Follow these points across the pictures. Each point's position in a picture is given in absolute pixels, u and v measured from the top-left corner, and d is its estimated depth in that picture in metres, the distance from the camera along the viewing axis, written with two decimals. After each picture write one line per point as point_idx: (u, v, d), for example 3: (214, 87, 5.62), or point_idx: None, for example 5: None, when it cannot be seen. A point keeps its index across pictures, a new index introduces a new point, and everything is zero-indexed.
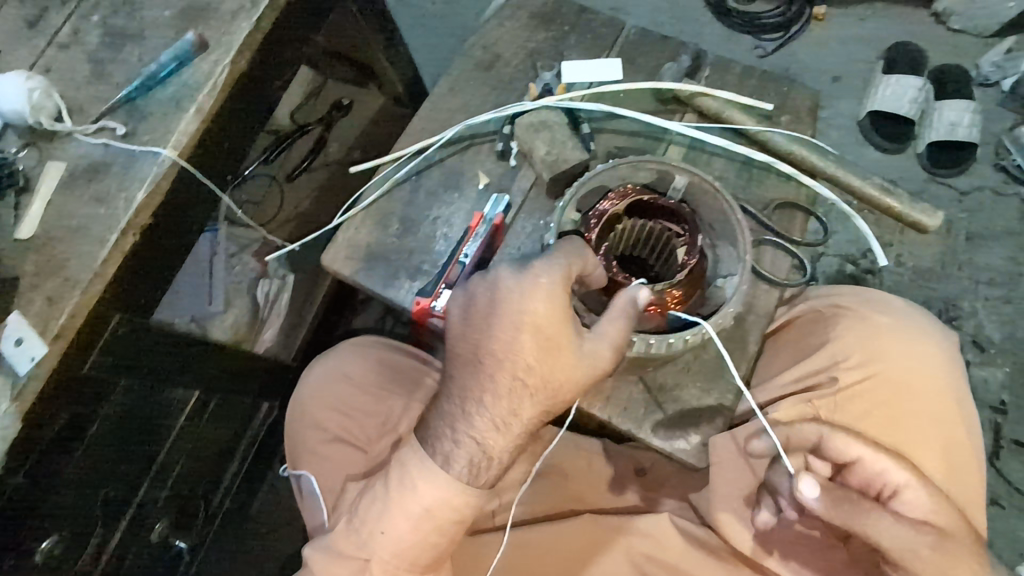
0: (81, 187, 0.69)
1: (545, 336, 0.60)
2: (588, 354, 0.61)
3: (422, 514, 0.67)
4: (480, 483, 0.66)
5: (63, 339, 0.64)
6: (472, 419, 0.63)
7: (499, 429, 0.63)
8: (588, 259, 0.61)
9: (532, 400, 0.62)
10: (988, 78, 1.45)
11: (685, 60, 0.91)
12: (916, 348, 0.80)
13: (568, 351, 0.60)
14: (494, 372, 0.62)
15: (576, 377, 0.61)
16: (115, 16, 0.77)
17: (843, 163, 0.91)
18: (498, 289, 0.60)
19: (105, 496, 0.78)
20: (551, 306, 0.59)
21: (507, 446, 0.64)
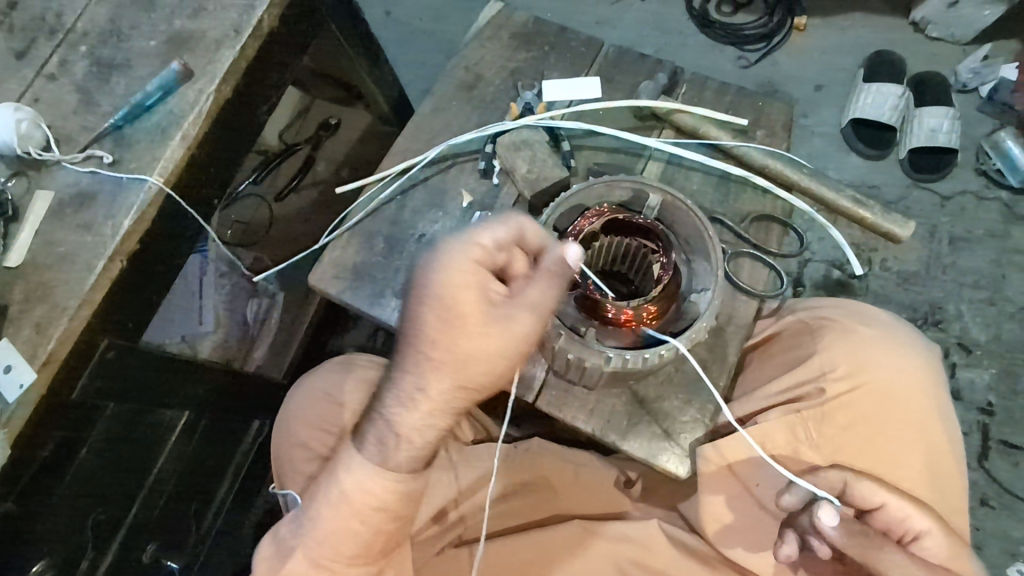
0: (69, 215, 0.71)
1: (448, 308, 0.60)
2: (496, 323, 0.60)
3: (338, 497, 0.66)
4: (395, 464, 0.66)
5: (51, 366, 0.65)
6: (386, 396, 0.65)
7: (407, 406, 0.64)
8: (506, 222, 0.62)
9: (438, 376, 0.62)
10: (967, 84, 1.48)
11: (662, 78, 0.93)
12: (896, 358, 0.81)
13: (472, 323, 0.60)
14: (406, 349, 0.64)
15: (484, 348, 0.60)
16: (102, 46, 0.79)
17: (816, 175, 0.94)
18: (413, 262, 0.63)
19: (95, 519, 0.78)
20: (455, 275, 0.59)
21: (422, 425, 0.65)
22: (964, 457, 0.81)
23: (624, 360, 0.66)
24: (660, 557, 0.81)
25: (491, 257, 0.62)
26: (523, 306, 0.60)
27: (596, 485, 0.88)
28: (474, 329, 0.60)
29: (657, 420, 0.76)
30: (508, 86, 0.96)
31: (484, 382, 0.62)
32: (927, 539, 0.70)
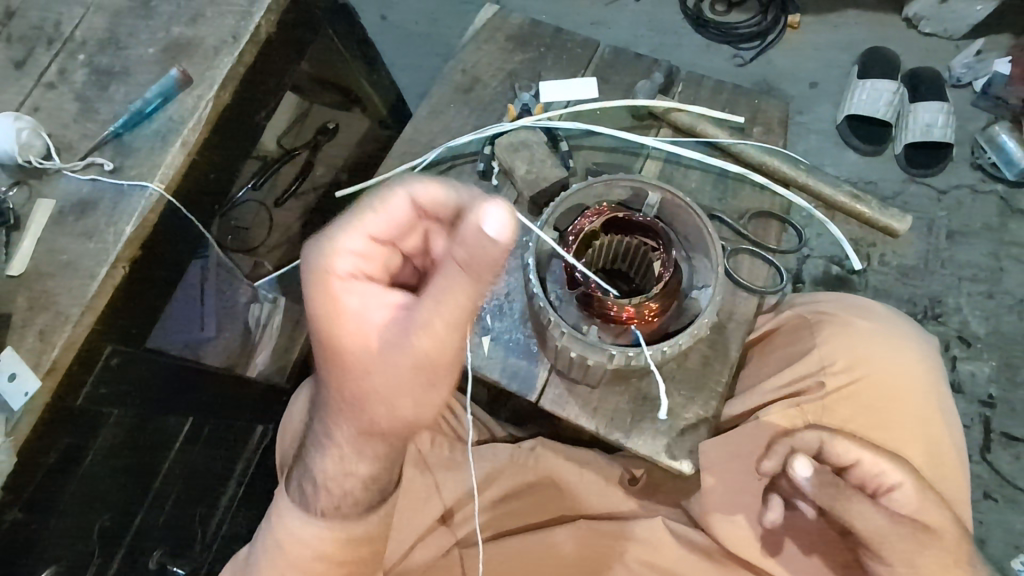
0: (70, 223, 0.71)
1: (328, 344, 0.53)
2: (384, 347, 0.50)
3: (275, 547, 0.63)
4: (329, 509, 0.62)
5: (55, 373, 0.65)
6: (308, 444, 0.62)
7: (322, 454, 0.60)
8: (372, 221, 0.52)
9: (342, 421, 0.56)
10: (961, 79, 1.49)
11: (658, 77, 0.94)
12: (895, 351, 0.82)
13: (352, 352, 0.51)
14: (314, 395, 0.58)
15: (373, 382, 0.52)
16: (101, 55, 0.79)
17: (814, 171, 0.94)
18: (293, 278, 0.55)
19: (100, 526, 0.78)
20: (315, 304, 0.51)
21: (343, 469, 0.59)
22: (965, 449, 0.81)
23: (628, 358, 0.67)
24: (667, 554, 0.81)
25: (374, 259, 0.53)
26: (409, 327, 0.49)
27: (602, 484, 0.87)
28: (354, 361, 0.52)
29: (661, 417, 0.76)
30: (505, 88, 0.96)
31: (392, 421, 0.55)
32: (900, 492, 0.70)
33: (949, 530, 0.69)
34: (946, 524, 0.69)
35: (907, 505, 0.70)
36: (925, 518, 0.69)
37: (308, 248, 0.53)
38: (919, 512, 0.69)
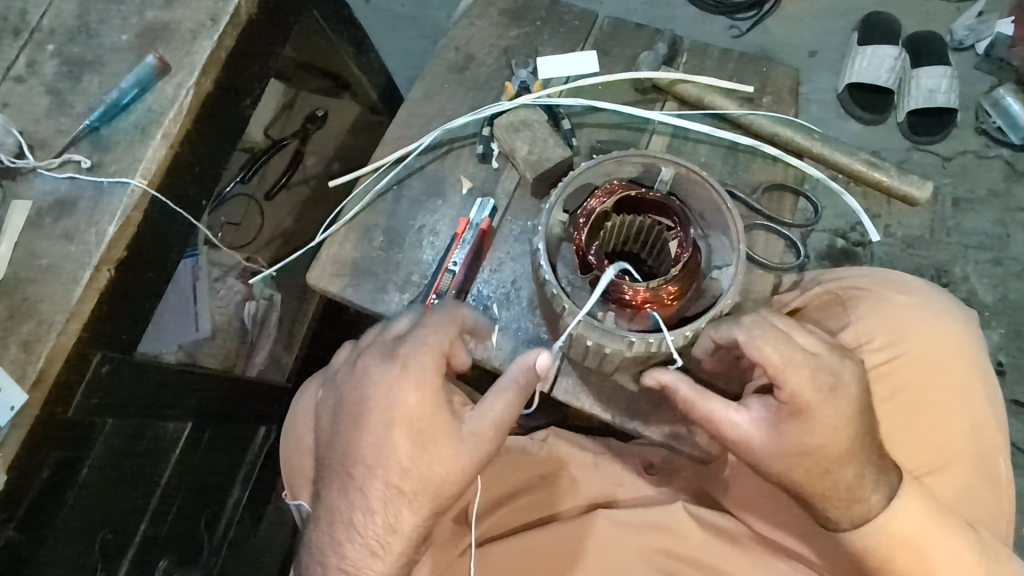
0: (48, 225, 0.67)
1: (415, 433, 0.62)
2: (472, 436, 0.63)
3: None
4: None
5: (43, 385, 0.61)
6: (345, 540, 0.64)
7: (375, 536, 0.64)
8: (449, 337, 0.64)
9: (409, 507, 0.63)
10: (963, 42, 1.44)
11: (662, 48, 0.89)
12: (941, 326, 0.79)
13: (446, 442, 0.62)
14: (367, 480, 0.63)
15: (458, 467, 0.62)
16: (71, 44, 0.74)
17: (828, 140, 0.91)
18: (379, 376, 0.62)
19: (103, 538, 0.76)
20: (413, 399, 0.61)
21: (396, 551, 0.64)
22: (1005, 425, 0.79)
23: (647, 345, 0.64)
24: (692, 542, 0.79)
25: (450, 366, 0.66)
26: (488, 424, 0.64)
27: (617, 472, 0.86)
28: (448, 450, 0.62)
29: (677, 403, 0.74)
30: (502, 65, 0.92)
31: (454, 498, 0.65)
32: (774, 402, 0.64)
33: (812, 450, 0.61)
34: (807, 445, 0.61)
35: (781, 428, 0.62)
36: (788, 439, 0.62)
37: (410, 352, 0.62)
38: (771, 433, 0.63)
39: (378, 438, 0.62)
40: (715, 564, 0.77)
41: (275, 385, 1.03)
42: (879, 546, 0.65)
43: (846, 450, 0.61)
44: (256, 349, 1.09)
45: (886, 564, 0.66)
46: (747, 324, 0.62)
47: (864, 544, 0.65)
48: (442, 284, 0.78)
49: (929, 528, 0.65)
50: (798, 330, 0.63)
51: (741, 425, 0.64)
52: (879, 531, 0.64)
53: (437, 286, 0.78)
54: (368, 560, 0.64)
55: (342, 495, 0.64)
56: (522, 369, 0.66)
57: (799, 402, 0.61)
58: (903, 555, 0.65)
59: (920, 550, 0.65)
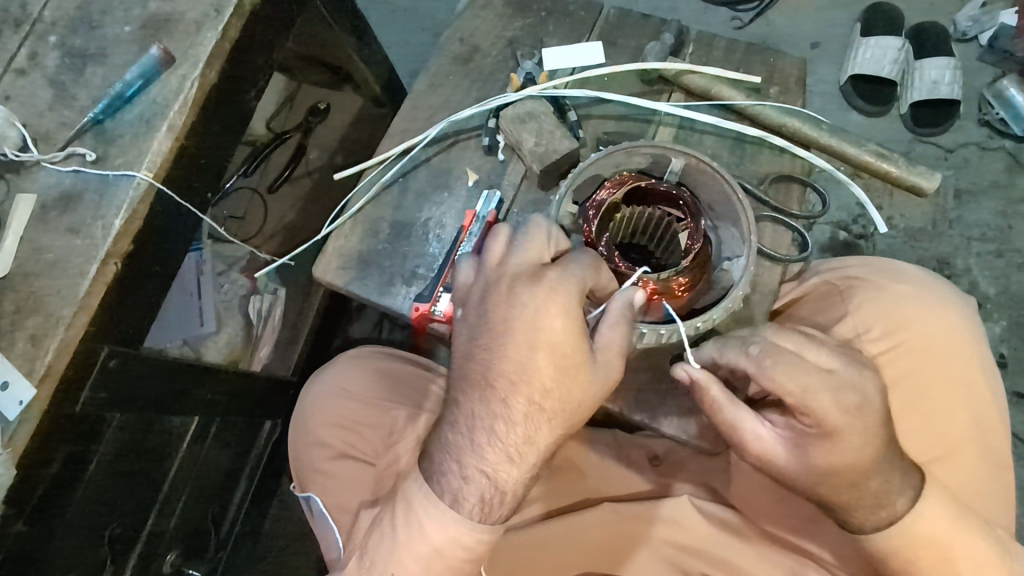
0: (54, 219, 0.66)
1: (560, 355, 0.57)
2: (601, 367, 0.59)
3: (431, 553, 0.61)
4: (493, 520, 0.61)
5: (51, 379, 0.61)
6: (481, 453, 0.59)
7: (514, 460, 0.59)
8: (600, 275, 0.59)
9: (546, 429, 0.58)
10: (966, 33, 1.44)
11: (668, 39, 0.88)
12: (937, 314, 0.79)
13: (588, 379, 0.58)
14: (506, 398, 0.57)
15: (590, 395, 0.59)
16: (73, 35, 0.73)
17: (836, 131, 0.90)
18: (525, 305, 0.57)
19: (112, 531, 0.76)
20: (560, 323, 0.57)
21: (519, 479, 0.60)
22: (1005, 408, 0.79)
23: (658, 336, 0.64)
24: (698, 533, 0.79)
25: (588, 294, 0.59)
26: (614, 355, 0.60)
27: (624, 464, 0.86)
28: (580, 381, 0.58)
29: (685, 395, 0.74)
30: (507, 57, 0.91)
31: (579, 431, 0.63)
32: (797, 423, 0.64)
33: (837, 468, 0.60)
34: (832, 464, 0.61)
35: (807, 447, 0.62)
36: (815, 458, 0.61)
37: (558, 287, 0.56)
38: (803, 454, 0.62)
39: (522, 358, 0.57)
40: (721, 555, 0.78)
41: (282, 379, 1.04)
42: (902, 545, 0.63)
43: (869, 463, 0.61)
44: (261, 344, 1.08)
45: (912, 561, 0.64)
46: (755, 355, 0.60)
47: (888, 546, 0.64)
48: (450, 277, 0.78)
49: (956, 529, 0.63)
50: (807, 348, 0.61)
51: (766, 441, 0.64)
52: (906, 532, 0.63)
53: (445, 278, 0.78)
54: (511, 486, 0.60)
55: (471, 425, 0.59)
56: (623, 304, 0.59)
57: (824, 424, 0.60)
58: (930, 557, 0.63)
59: (945, 550, 0.63)
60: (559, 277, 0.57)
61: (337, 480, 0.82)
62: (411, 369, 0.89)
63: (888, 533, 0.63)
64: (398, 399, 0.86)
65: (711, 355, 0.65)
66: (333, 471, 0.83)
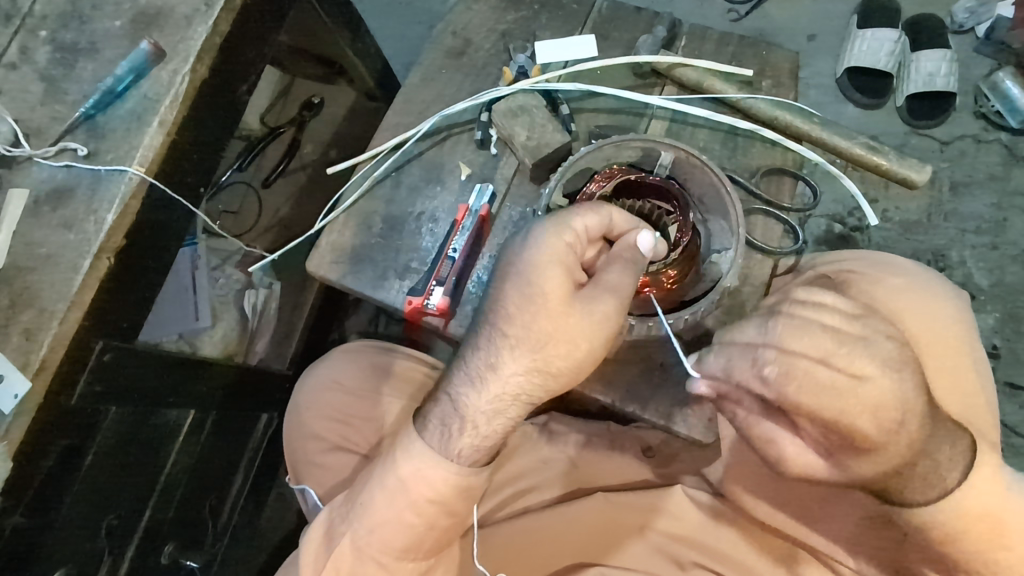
0: (46, 213, 0.67)
1: (527, 287, 0.59)
2: (584, 302, 0.58)
3: (396, 485, 0.64)
4: (452, 451, 0.63)
5: (46, 373, 0.62)
6: (452, 381, 0.64)
7: (478, 386, 0.62)
8: (611, 216, 0.61)
9: (511, 359, 0.60)
10: (963, 25, 1.43)
11: (661, 31, 0.88)
12: (930, 304, 0.79)
13: (559, 317, 0.58)
14: (481, 329, 0.63)
15: (565, 325, 0.58)
16: (64, 30, 0.73)
17: (827, 124, 0.91)
18: (510, 248, 0.62)
19: (108, 523, 0.76)
20: (534, 253, 0.59)
21: (485, 410, 0.62)
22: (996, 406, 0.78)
23: (647, 328, 0.67)
24: (689, 523, 0.80)
25: (582, 246, 0.61)
26: (607, 292, 0.59)
27: (618, 454, 0.87)
28: (555, 309, 0.58)
29: (677, 387, 0.75)
30: (500, 50, 0.91)
31: (567, 375, 0.60)
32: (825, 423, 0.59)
33: (886, 462, 0.58)
34: (880, 462, 0.58)
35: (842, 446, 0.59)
36: (859, 467, 0.59)
37: (532, 233, 0.60)
38: (842, 452, 0.60)
39: (497, 291, 0.61)
40: (712, 544, 0.79)
41: (279, 373, 1.04)
42: (955, 525, 0.60)
43: (916, 453, 0.58)
44: (257, 338, 1.09)
45: (963, 542, 0.61)
46: (773, 366, 0.57)
47: (938, 521, 0.61)
48: (442, 271, 0.78)
49: (1006, 505, 0.60)
50: (833, 345, 0.56)
51: (807, 451, 0.62)
52: (956, 507, 0.60)
53: (437, 272, 0.79)
54: (474, 415, 0.62)
55: (457, 356, 0.66)
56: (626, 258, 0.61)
57: (864, 434, 0.57)
58: (987, 536, 0.60)
59: (998, 527, 0.60)
60: (538, 223, 0.60)
61: (330, 470, 0.84)
62: (402, 360, 0.89)
63: (939, 511, 0.60)
64: (391, 388, 0.87)
65: (719, 369, 0.61)
66: (328, 462, 0.84)
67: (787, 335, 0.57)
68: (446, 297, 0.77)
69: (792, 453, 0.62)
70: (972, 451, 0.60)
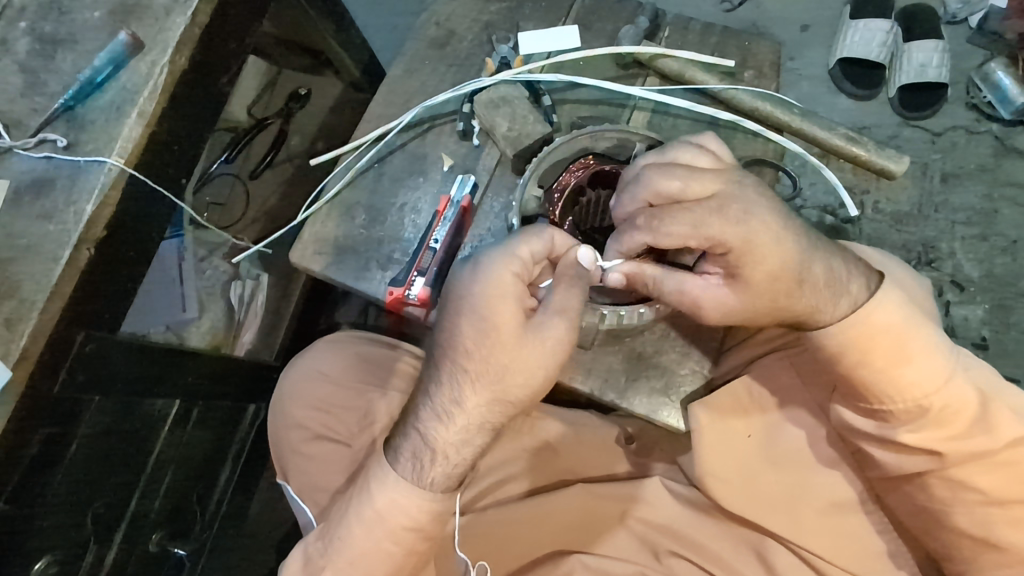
0: (26, 205, 0.67)
1: (480, 322, 0.60)
2: (534, 332, 0.60)
3: (373, 516, 0.66)
4: (426, 481, 0.65)
5: (28, 362, 0.62)
6: (420, 413, 0.65)
7: (445, 421, 0.63)
8: (547, 240, 0.61)
9: (472, 391, 0.62)
10: (956, 15, 1.43)
11: (643, 22, 0.88)
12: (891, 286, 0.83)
13: (516, 346, 0.59)
14: (439, 364, 0.63)
15: (520, 357, 0.60)
16: (43, 21, 0.73)
17: (809, 115, 0.91)
18: (453, 280, 0.62)
19: (95, 512, 0.77)
20: (488, 288, 0.59)
21: (453, 440, 0.64)
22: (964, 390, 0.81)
23: (618, 317, 0.71)
24: (667, 511, 0.81)
25: (531, 273, 0.61)
26: (554, 317, 0.60)
27: (600, 444, 0.88)
28: (508, 340, 0.59)
29: (656, 376, 0.76)
30: (483, 41, 0.91)
31: (525, 401, 0.62)
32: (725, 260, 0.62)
33: (780, 269, 0.61)
34: (776, 267, 0.61)
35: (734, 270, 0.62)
36: (752, 276, 0.61)
37: (481, 268, 0.59)
38: (744, 269, 0.62)
39: (448, 326, 0.62)
40: (689, 533, 0.79)
41: (267, 364, 1.06)
42: (850, 343, 0.64)
43: (797, 257, 0.61)
44: (245, 329, 1.11)
45: (865, 359, 0.64)
46: (643, 221, 0.62)
47: (847, 337, 0.64)
48: (423, 262, 0.79)
49: (911, 322, 0.64)
50: (686, 183, 0.62)
51: (716, 287, 0.63)
52: (866, 321, 0.63)
53: (419, 263, 0.79)
54: (444, 447, 0.64)
55: (419, 391, 0.66)
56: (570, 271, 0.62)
57: (731, 244, 0.60)
58: (878, 360, 0.64)
59: (901, 339, 0.63)
60: (483, 255, 0.60)
61: (316, 460, 0.85)
62: (387, 351, 0.90)
63: (836, 329, 0.64)
64: (376, 381, 0.88)
65: (618, 251, 0.65)
66: (313, 452, 0.85)
67: (654, 177, 0.62)
68: (427, 287, 0.78)
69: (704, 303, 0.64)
70: (876, 275, 0.66)
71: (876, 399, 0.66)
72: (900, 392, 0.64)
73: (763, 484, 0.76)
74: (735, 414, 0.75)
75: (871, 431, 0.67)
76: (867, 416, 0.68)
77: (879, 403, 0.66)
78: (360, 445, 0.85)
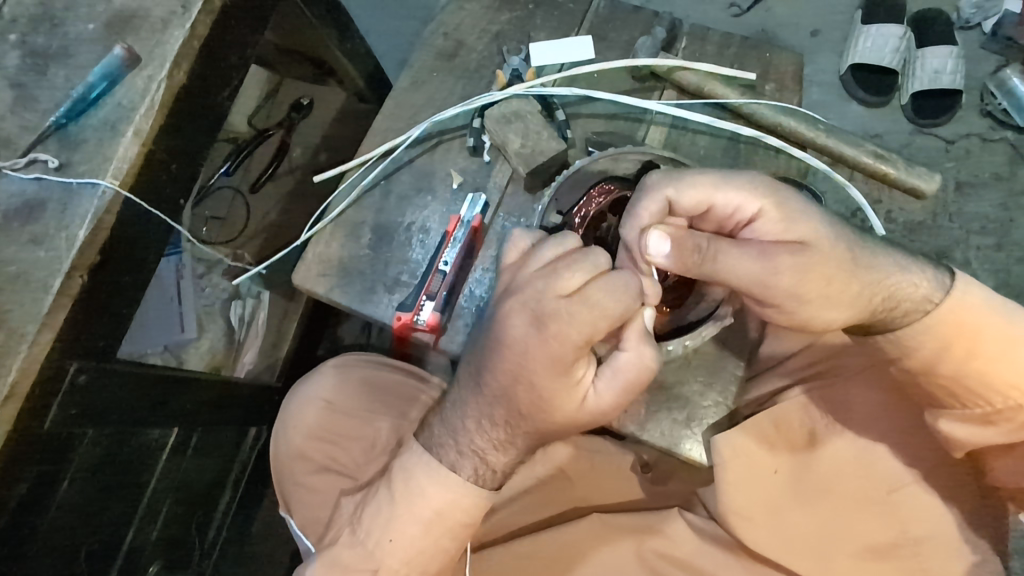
0: (16, 229, 0.63)
1: (542, 387, 0.58)
2: (595, 397, 0.61)
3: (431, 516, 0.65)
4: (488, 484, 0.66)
5: (16, 398, 0.59)
6: (472, 434, 0.64)
7: (500, 445, 0.64)
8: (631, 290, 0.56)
9: (521, 428, 0.62)
10: (970, 20, 1.39)
11: (661, 32, 0.84)
12: None
13: (570, 394, 0.59)
14: (488, 397, 0.62)
15: (577, 415, 0.61)
16: (35, 33, 0.70)
17: (833, 131, 0.88)
18: (511, 344, 0.58)
19: (88, 548, 0.74)
20: (555, 357, 0.57)
21: (508, 459, 0.65)
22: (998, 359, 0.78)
23: None
24: (688, 547, 0.77)
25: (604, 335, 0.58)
26: (616, 384, 0.61)
27: (614, 471, 0.85)
28: (568, 398, 0.59)
29: (678, 408, 0.73)
30: (493, 52, 0.88)
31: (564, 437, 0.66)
32: (763, 221, 0.58)
33: (834, 232, 0.58)
34: (827, 237, 0.58)
35: (792, 219, 0.58)
36: (823, 238, 0.57)
37: (558, 327, 0.56)
38: (791, 230, 0.58)
39: (507, 369, 0.59)
40: (711, 569, 0.75)
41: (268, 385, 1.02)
42: (952, 334, 0.61)
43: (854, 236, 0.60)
44: (245, 348, 1.08)
45: (969, 352, 0.61)
46: (659, 181, 0.60)
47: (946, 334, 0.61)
48: (433, 285, 0.76)
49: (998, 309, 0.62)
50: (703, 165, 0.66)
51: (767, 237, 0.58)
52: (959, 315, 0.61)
53: (428, 287, 0.76)
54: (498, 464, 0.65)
55: (461, 412, 0.64)
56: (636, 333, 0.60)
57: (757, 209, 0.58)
58: (981, 351, 0.61)
59: (999, 332, 0.61)
60: (553, 321, 0.56)
61: (318, 492, 0.81)
62: (399, 377, 0.87)
63: (932, 323, 0.61)
64: (387, 408, 0.85)
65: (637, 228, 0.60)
66: (315, 484, 0.82)
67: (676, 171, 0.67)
68: (436, 312, 0.75)
69: (786, 281, 0.57)
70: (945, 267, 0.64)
71: (983, 401, 0.63)
72: (1008, 387, 0.61)
73: (791, 524, 0.72)
74: (760, 448, 0.72)
75: (1001, 441, 0.64)
76: (987, 425, 0.64)
77: (985, 403, 0.63)
78: (367, 477, 0.82)
